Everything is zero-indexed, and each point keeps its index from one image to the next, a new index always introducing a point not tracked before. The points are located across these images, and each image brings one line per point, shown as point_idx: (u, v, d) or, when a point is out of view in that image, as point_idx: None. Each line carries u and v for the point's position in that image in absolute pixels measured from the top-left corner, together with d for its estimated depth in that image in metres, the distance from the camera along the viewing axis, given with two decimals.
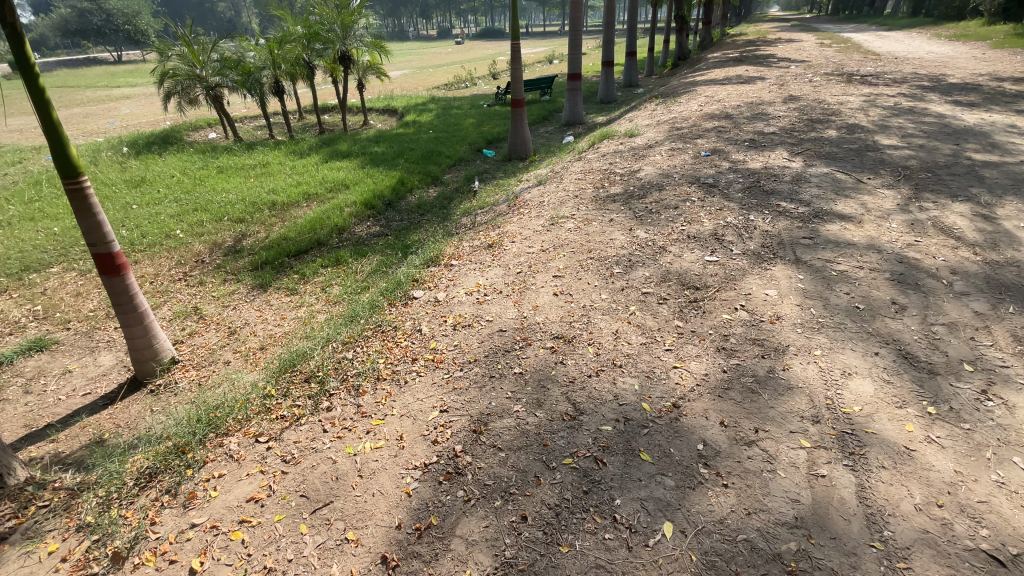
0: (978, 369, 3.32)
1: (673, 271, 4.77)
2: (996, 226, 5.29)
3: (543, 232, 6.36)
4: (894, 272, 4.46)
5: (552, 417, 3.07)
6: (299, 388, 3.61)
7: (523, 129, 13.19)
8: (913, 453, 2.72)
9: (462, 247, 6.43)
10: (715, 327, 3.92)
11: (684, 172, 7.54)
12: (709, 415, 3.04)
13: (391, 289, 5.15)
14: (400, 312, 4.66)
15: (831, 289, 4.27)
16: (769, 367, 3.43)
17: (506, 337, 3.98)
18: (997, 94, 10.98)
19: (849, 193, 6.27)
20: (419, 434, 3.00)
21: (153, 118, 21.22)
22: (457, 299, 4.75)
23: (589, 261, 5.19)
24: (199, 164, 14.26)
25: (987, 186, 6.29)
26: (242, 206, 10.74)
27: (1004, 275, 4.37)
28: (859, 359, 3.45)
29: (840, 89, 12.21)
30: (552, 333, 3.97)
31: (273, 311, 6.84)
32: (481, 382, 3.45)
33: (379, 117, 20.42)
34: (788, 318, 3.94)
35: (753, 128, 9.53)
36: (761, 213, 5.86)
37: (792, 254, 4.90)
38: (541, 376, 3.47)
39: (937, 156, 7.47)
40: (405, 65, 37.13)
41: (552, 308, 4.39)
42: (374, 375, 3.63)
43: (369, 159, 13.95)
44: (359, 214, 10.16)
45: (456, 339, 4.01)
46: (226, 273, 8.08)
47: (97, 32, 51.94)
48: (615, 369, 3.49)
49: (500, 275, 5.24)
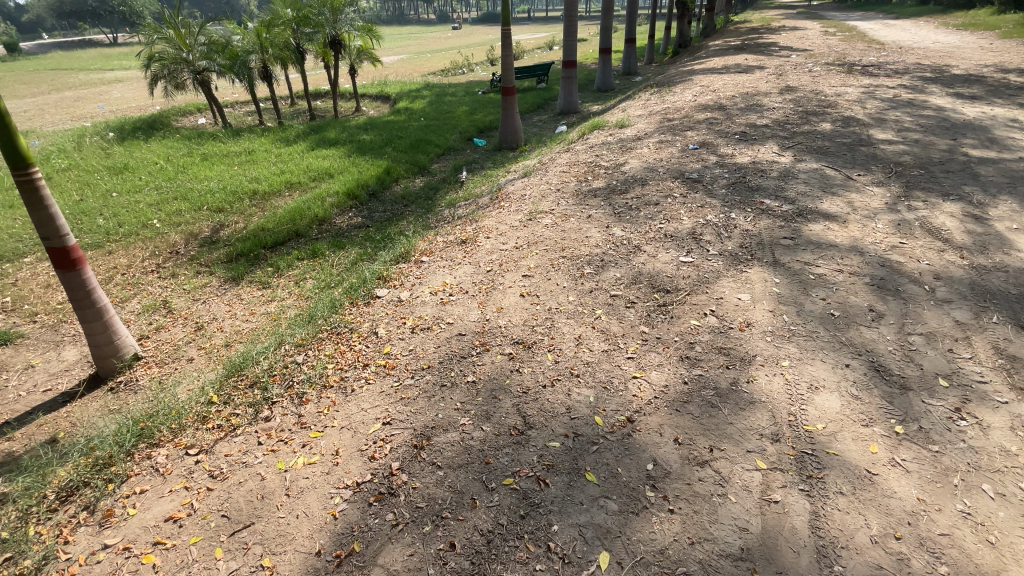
0: (954, 385, 3.14)
1: (645, 273, 4.59)
2: (987, 228, 5.08)
3: (519, 228, 6.15)
4: (874, 276, 4.28)
5: (498, 432, 2.89)
6: (241, 395, 3.46)
7: (514, 118, 12.89)
8: (875, 478, 2.56)
9: (436, 242, 6.23)
10: (681, 334, 3.74)
11: (670, 167, 7.30)
12: (664, 431, 2.88)
13: (354, 287, 4.96)
14: (360, 312, 4.47)
15: (806, 294, 4.10)
16: (733, 379, 3.26)
17: (464, 341, 3.79)
18: (999, 87, 10.68)
19: (836, 190, 6.06)
20: (356, 449, 2.84)
21: (143, 104, 20.85)
22: (421, 299, 4.55)
23: (561, 260, 5.00)
24: (184, 151, 13.99)
25: (980, 185, 6.07)
26: (222, 194, 10.52)
27: (989, 281, 4.18)
28: (828, 371, 3.28)
29: (839, 80, 11.90)
30: (512, 338, 3.79)
31: (242, 306, 6.67)
32: (430, 391, 3.28)
33: (371, 104, 20.04)
34: (758, 324, 3.77)
35: (746, 120, 9.25)
36: (743, 211, 5.66)
37: (770, 255, 4.71)
38: (494, 385, 3.28)
39: (931, 152, 7.24)
40: (402, 51, 36.46)
41: (517, 311, 4.20)
42: (321, 383, 3.46)
43: (356, 147, 13.67)
44: (342, 204, 9.95)
45: (412, 343, 3.83)
46: (199, 265, 7.89)
47: (94, 13, 51.27)
48: (572, 379, 3.31)
49: (469, 273, 5.05)
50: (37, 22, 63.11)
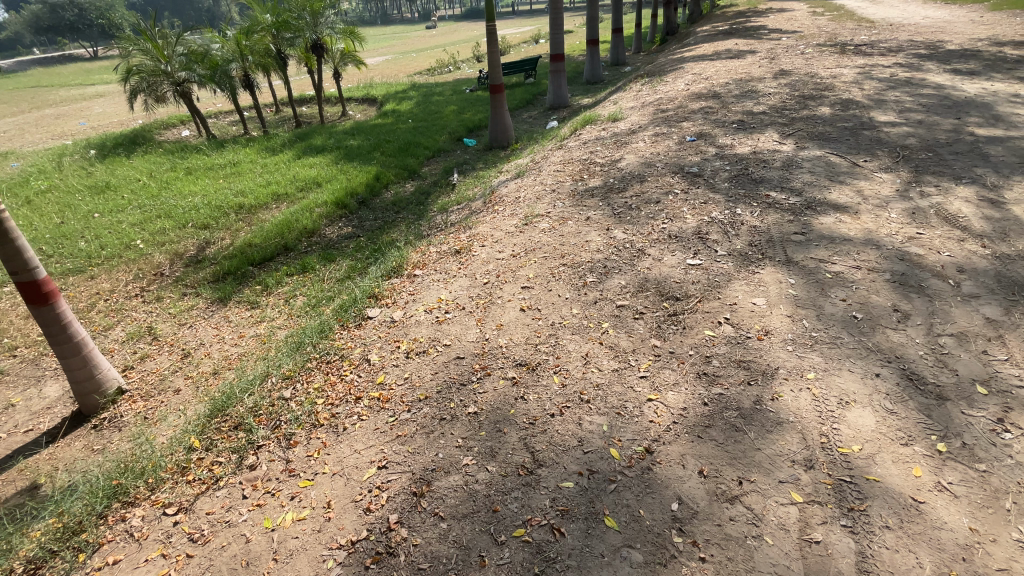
0: (994, 392, 2.89)
1: (651, 278, 4.33)
2: (1004, 212, 4.85)
3: (515, 234, 5.89)
4: (893, 272, 4.03)
5: (505, 472, 2.64)
6: (223, 439, 3.23)
7: (503, 116, 12.60)
8: (923, 506, 2.31)
9: (429, 253, 5.94)
10: (696, 347, 3.49)
11: (668, 161, 7.02)
12: (687, 462, 2.64)
13: (344, 307, 4.69)
14: (351, 336, 4.20)
15: (825, 296, 3.85)
16: (756, 397, 3.01)
17: (463, 366, 3.52)
18: (996, 61, 10.44)
19: (843, 179, 5.80)
20: (348, 500, 2.59)
21: (125, 118, 20.45)
22: (415, 318, 4.27)
23: (561, 269, 4.73)
24: (167, 166, 13.65)
25: (992, 166, 5.83)
26: (207, 210, 10.21)
27: (1016, 271, 3.95)
28: (858, 383, 3.03)
29: (833, 61, 11.62)
30: (515, 360, 3.53)
31: (230, 329, 6.40)
32: (427, 425, 3.02)
33: (358, 108, 19.67)
34: (777, 332, 3.52)
35: (742, 108, 8.98)
36: (749, 206, 5.41)
37: (782, 253, 4.47)
38: (498, 416, 3.02)
39: (937, 132, 6.98)
40: (387, 51, 35.95)
41: (517, 328, 3.94)
42: (310, 422, 3.21)
43: (343, 153, 13.34)
44: (330, 214, 9.67)
45: (407, 369, 3.57)
46: (185, 286, 7.61)
47: (72, 27, 50.35)
48: (582, 406, 3.05)
49: (465, 287, 4.77)
50: (14, 35, 61.86)
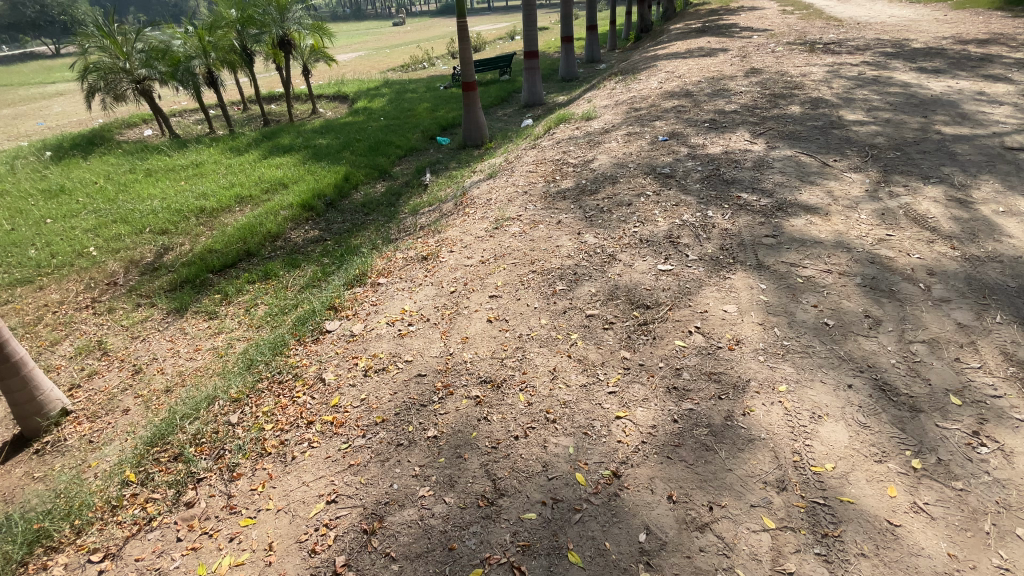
0: (967, 403, 2.85)
1: (621, 285, 4.20)
2: (972, 212, 4.86)
3: (484, 239, 5.70)
4: (864, 275, 3.98)
5: (464, 503, 2.47)
6: (161, 472, 3.00)
7: (476, 114, 12.38)
8: (899, 531, 2.23)
9: (395, 259, 5.71)
10: (666, 359, 3.36)
11: (640, 161, 6.92)
12: (655, 487, 2.50)
13: (302, 321, 4.45)
14: (306, 353, 3.97)
15: (797, 302, 3.77)
16: (727, 412, 2.90)
17: (424, 385, 3.32)
18: (960, 59, 10.64)
19: (814, 179, 5.78)
20: (293, 540, 2.40)
21: (83, 118, 19.55)
22: (376, 331, 4.05)
23: (530, 276, 4.56)
24: (126, 167, 13.05)
25: (959, 165, 5.87)
26: (166, 213, 9.75)
27: (985, 273, 3.93)
28: (830, 395, 2.95)
29: (803, 59, 11.72)
30: (479, 377, 3.33)
31: (186, 342, 6.08)
32: (382, 452, 2.82)
33: (328, 105, 19.17)
34: (749, 342, 3.42)
35: (714, 106, 8.95)
36: (720, 207, 5.33)
37: (754, 257, 4.38)
38: (458, 440, 2.84)
39: (904, 131, 7.03)
40: (359, 47, 35.20)
41: (483, 341, 3.75)
42: (256, 451, 3.00)
43: (311, 153, 12.94)
44: (297, 217, 9.33)
45: (365, 388, 3.36)
46: (140, 296, 7.22)
47: (28, 22, 48.15)
48: (548, 427, 2.89)
49: (431, 296, 4.56)
50: None
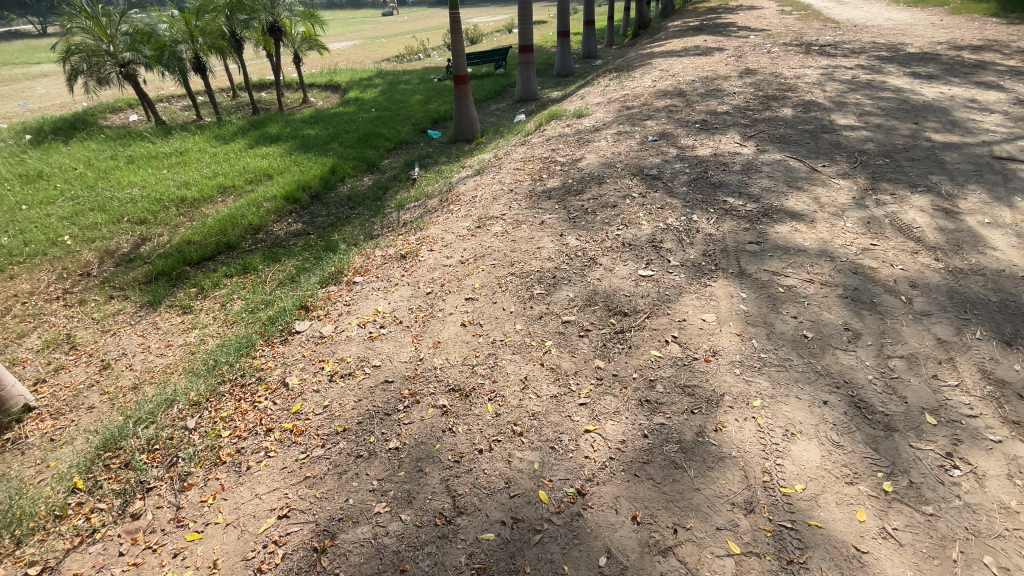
0: (943, 423, 2.79)
1: (600, 291, 4.11)
2: (958, 223, 4.81)
3: (465, 238, 5.58)
4: (846, 286, 3.92)
5: (420, 521, 2.38)
6: (111, 480, 2.91)
7: (468, 108, 12.19)
8: (866, 558, 2.16)
9: (373, 256, 5.57)
10: (640, 369, 3.27)
11: (628, 161, 6.82)
12: (619, 507, 2.41)
13: (272, 320, 4.33)
14: (273, 355, 3.86)
15: (776, 312, 3.69)
16: (698, 428, 2.82)
17: (390, 392, 3.21)
18: (954, 65, 10.60)
19: (801, 184, 5.70)
20: (239, 557, 2.32)
21: (68, 101, 19.14)
22: (346, 333, 3.93)
23: (509, 279, 4.45)
24: (108, 154, 12.77)
25: (947, 174, 5.81)
26: (145, 202, 9.54)
27: (967, 287, 3.88)
28: (805, 412, 2.88)
29: (798, 61, 11.64)
30: (447, 386, 3.22)
31: (157, 337, 5.95)
32: (340, 464, 2.74)
33: (319, 95, 18.86)
34: (725, 353, 3.34)
35: (706, 107, 8.85)
36: (705, 212, 5.25)
37: (735, 264, 4.31)
38: (420, 453, 2.75)
39: (894, 137, 6.97)
40: (354, 36, 34.72)
41: (455, 346, 3.64)
42: (210, 460, 2.92)
43: (299, 144, 12.72)
44: (280, 209, 9.16)
45: (328, 395, 3.26)
46: (113, 288, 7.05)
47: (16, 2, 47.05)
48: (514, 440, 2.79)
49: (406, 297, 4.45)
50: None
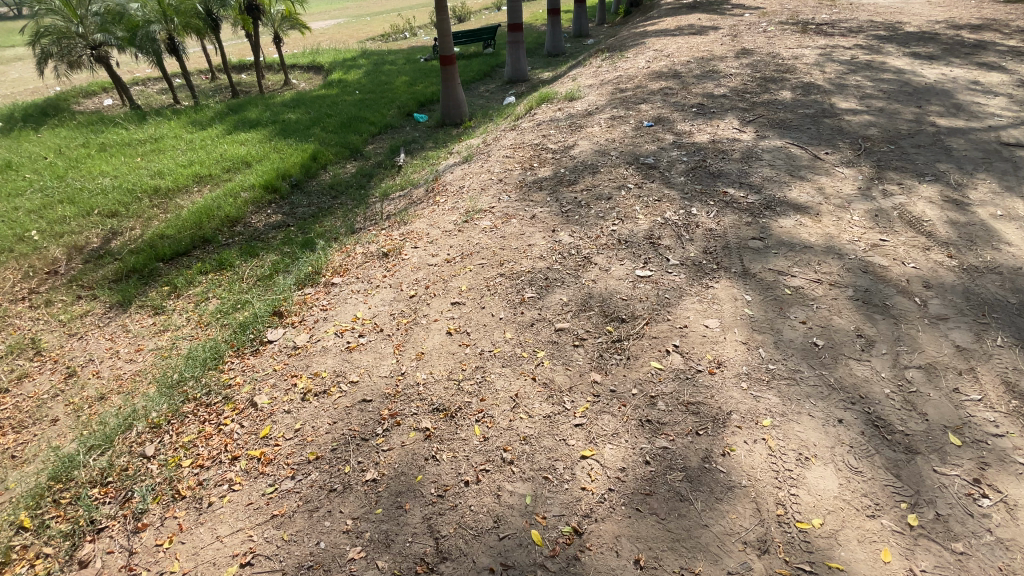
0: (967, 443, 2.59)
1: (595, 294, 3.84)
2: (969, 215, 4.58)
3: (452, 234, 5.26)
4: (857, 287, 3.68)
5: (400, 570, 2.15)
6: (60, 519, 2.66)
7: (455, 90, 11.72)
8: None
9: (353, 254, 5.25)
10: (640, 384, 3.02)
11: (623, 149, 6.50)
12: (620, 548, 2.19)
13: (242, 328, 4.03)
14: (242, 369, 3.58)
15: (784, 317, 3.45)
16: (704, 452, 2.58)
17: (368, 414, 2.94)
18: (955, 45, 10.29)
19: (804, 174, 5.43)
20: None
21: (38, 85, 18.27)
22: (322, 343, 3.64)
23: (498, 281, 4.17)
24: (79, 141, 12.19)
25: (955, 162, 5.56)
26: (116, 193, 9.09)
27: (984, 287, 3.67)
28: (818, 432, 2.66)
29: (795, 40, 11.25)
30: (430, 405, 2.96)
31: (127, 341, 5.63)
32: (311, 500, 2.50)
33: (301, 76, 18.17)
34: (731, 365, 3.10)
35: (703, 90, 8.50)
36: (705, 204, 4.98)
37: (739, 263, 4.06)
38: (400, 485, 2.50)
39: (898, 122, 6.69)
40: (338, 14, 33.51)
41: (440, 358, 3.37)
42: (168, 495, 2.70)
43: (279, 129, 12.21)
44: (259, 200, 8.76)
45: (301, 417, 3.00)
46: (81, 288, 6.68)
47: None
48: (503, 470, 2.54)
49: (388, 301, 4.15)
50: None
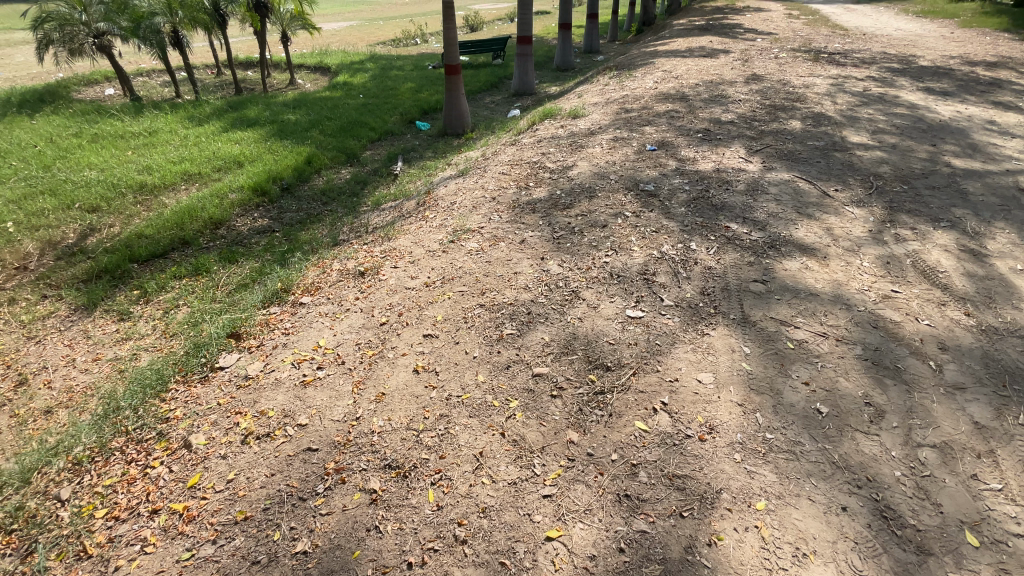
0: (988, 545, 2.26)
1: (580, 335, 3.51)
2: (987, 268, 4.27)
3: (436, 254, 4.95)
4: (866, 345, 3.35)
5: None
6: None
7: (459, 100, 11.47)
8: None
9: (329, 271, 4.93)
10: (620, 449, 2.69)
11: (623, 173, 6.21)
12: None
13: (194, 350, 3.73)
14: (185, 399, 3.27)
15: (785, 376, 3.12)
16: (687, 540, 2.25)
17: (310, 467, 2.63)
18: (970, 82, 10.06)
19: (812, 211, 5.13)
20: None
21: (42, 71, 18.11)
22: (275, 375, 3.33)
23: (477, 313, 3.84)
24: (72, 130, 11.94)
25: (971, 207, 5.26)
26: (100, 187, 8.81)
27: (1005, 352, 3.34)
28: (818, 522, 2.32)
29: (807, 69, 11.02)
30: (382, 460, 2.64)
31: (85, 349, 5.30)
32: (230, 573, 2.20)
33: (307, 77, 17.97)
34: (724, 432, 2.76)
35: (709, 115, 8.24)
36: (705, 239, 4.68)
37: (738, 308, 3.74)
38: (333, 563, 2.18)
39: (911, 160, 6.41)
40: (351, 17, 33.53)
41: (401, 402, 3.03)
42: (73, 553, 2.41)
43: (277, 129, 11.98)
44: (246, 202, 8.47)
45: (236, 465, 2.70)
46: (48, 286, 6.36)
47: None
48: (454, 551, 2.21)
49: (356, 328, 3.82)
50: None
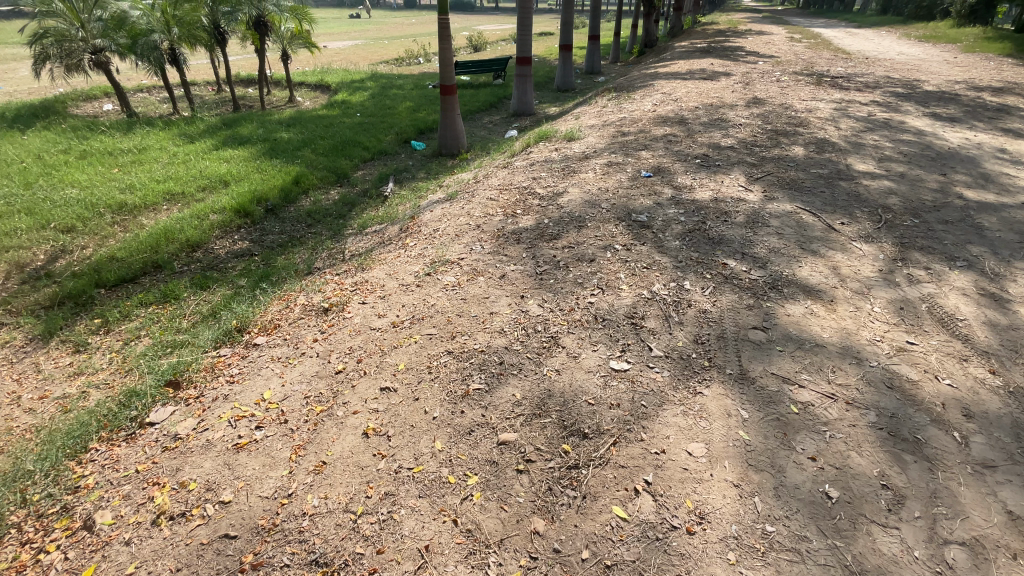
0: None
1: (556, 393, 3.10)
2: (1010, 315, 3.86)
3: (409, 289, 4.58)
4: (880, 411, 2.93)
5: None
6: None
7: (454, 120, 11.20)
8: None
9: (292, 305, 4.57)
10: (592, 544, 2.27)
11: (615, 201, 5.87)
12: None
13: (126, 401, 3.38)
14: (103, 464, 2.93)
15: (788, 448, 2.71)
16: None
17: (223, 561, 2.27)
18: (977, 108, 9.76)
19: (818, 247, 4.74)
20: None
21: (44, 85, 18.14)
22: (206, 438, 2.97)
23: (443, 361, 3.45)
24: (61, 146, 11.73)
25: (988, 244, 4.88)
26: (78, 205, 8.52)
27: None
28: None
29: (809, 93, 10.77)
30: (307, 554, 2.26)
31: (33, 386, 4.92)
32: None
33: (307, 95, 17.88)
34: (716, 522, 2.34)
35: (709, 139, 7.93)
36: (701, 277, 4.30)
37: (735, 361, 3.33)
38: None
39: (921, 191, 6.04)
40: (357, 36, 33.96)
41: (342, 475, 2.64)
42: None
43: (268, 148, 11.76)
44: (227, 224, 8.15)
45: (139, 556, 2.35)
46: (5, 312, 5.98)
47: None
48: None
49: (308, 376, 3.45)
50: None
